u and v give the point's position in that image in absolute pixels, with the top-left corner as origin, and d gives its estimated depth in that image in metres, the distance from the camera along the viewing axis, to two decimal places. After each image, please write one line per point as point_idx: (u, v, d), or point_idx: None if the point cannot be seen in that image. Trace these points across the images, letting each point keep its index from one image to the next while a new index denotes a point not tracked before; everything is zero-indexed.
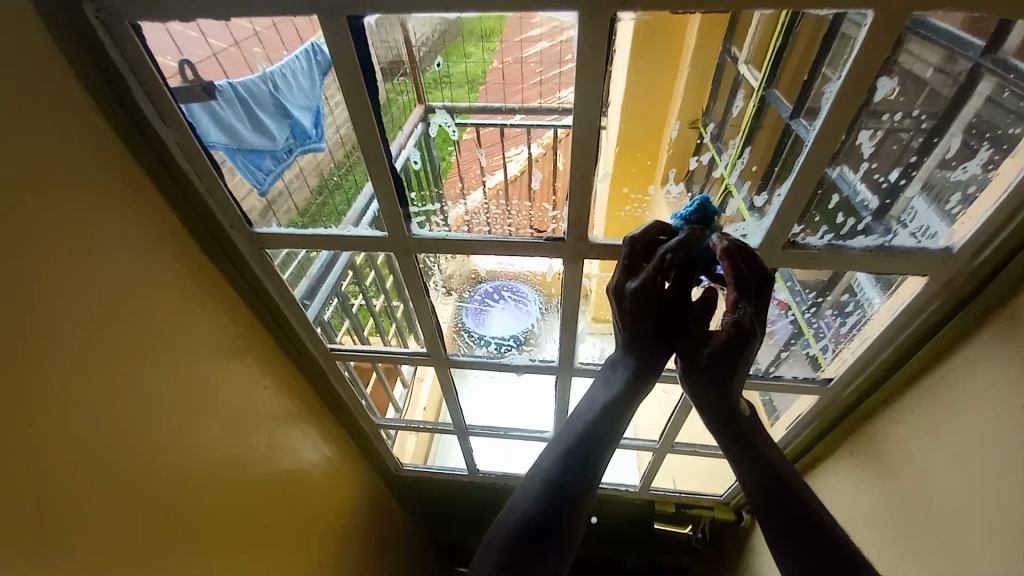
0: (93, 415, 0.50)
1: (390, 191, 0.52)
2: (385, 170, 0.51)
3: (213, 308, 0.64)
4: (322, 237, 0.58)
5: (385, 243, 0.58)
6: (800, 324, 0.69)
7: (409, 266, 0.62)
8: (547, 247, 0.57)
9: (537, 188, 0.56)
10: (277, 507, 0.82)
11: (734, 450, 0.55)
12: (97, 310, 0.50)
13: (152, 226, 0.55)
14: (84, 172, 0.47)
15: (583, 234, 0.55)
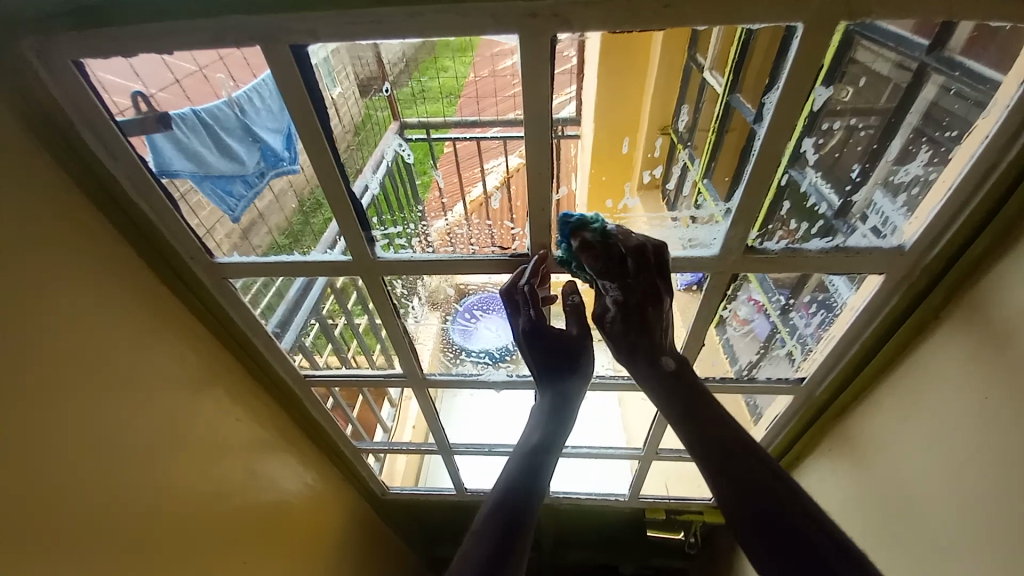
0: (52, 464, 0.48)
1: (350, 215, 0.52)
2: (344, 194, 0.50)
3: (178, 342, 0.63)
4: (286, 264, 0.58)
5: (351, 267, 0.58)
6: (778, 324, 0.70)
7: (380, 288, 0.62)
8: (513, 263, 0.57)
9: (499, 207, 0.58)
10: (259, 544, 0.79)
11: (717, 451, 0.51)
12: (52, 354, 0.48)
13: (106, 263, 0.53)
14: (30, 214, 0.46)
15: (547, 250, 0.55)
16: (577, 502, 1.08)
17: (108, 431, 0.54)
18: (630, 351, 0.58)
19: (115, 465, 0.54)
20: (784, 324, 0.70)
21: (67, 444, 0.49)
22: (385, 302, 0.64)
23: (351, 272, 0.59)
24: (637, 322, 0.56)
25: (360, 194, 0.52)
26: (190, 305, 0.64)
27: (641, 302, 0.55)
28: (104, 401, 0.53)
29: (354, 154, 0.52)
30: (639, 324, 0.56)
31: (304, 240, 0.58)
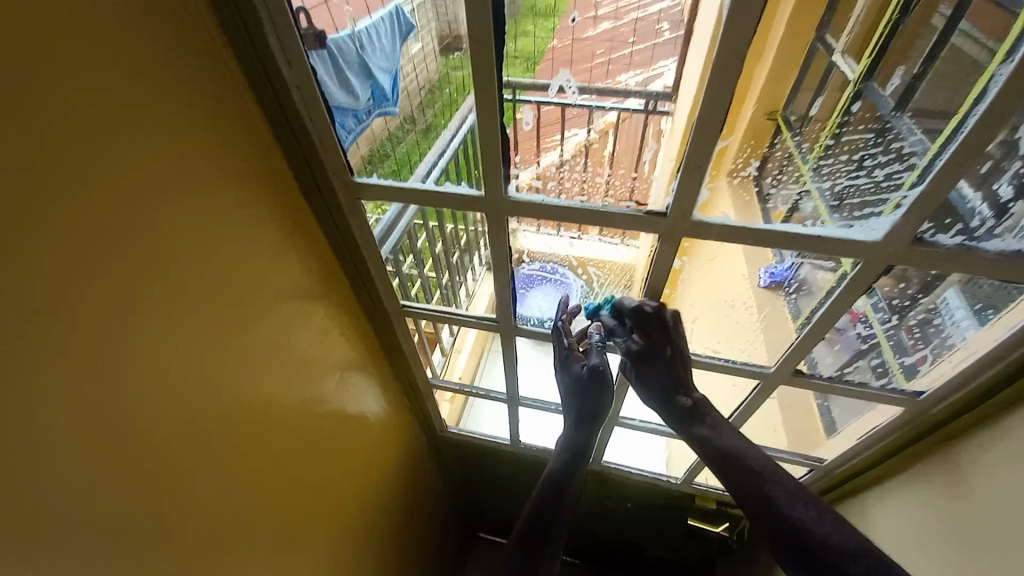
0: (199, 338, 0.54)
1: (495, 149, 0.52)
2: (495, 127, 0.50)
3: (303, 254, 0.66)
4: (418, 193, 0.59)
5: (478, 203, 0.58)
6: (879, 335, 0.67)
7: (497, 229, 0.62)
8: (646, 221, 0.55)
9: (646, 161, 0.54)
10: (335, 451, 0.86)
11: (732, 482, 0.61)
12: (212, 241, 0.53)
13: (264, 166, 0.57)
14: (215, 107, 0.50)
15: (686, 211, 0.53)
16: (628, 476, 1.09)
17: (238, 322, 0.59)
18: (649, 378, 0.68)
19: (240, 352, 0.60)
20: (879, 329, 0.67)
21: (209, 327, 0.55)
22: (499, 246, 0.65)
23: (475, 209, 0.59)
24: (655, 357, 0.67)
25: (511, 129, 0.52)
26: (320, 219, 0.67)
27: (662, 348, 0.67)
28: (238, 294, 0.58)
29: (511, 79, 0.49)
30: (659, 360, 0.67)
31: (406, 169, 0.62)
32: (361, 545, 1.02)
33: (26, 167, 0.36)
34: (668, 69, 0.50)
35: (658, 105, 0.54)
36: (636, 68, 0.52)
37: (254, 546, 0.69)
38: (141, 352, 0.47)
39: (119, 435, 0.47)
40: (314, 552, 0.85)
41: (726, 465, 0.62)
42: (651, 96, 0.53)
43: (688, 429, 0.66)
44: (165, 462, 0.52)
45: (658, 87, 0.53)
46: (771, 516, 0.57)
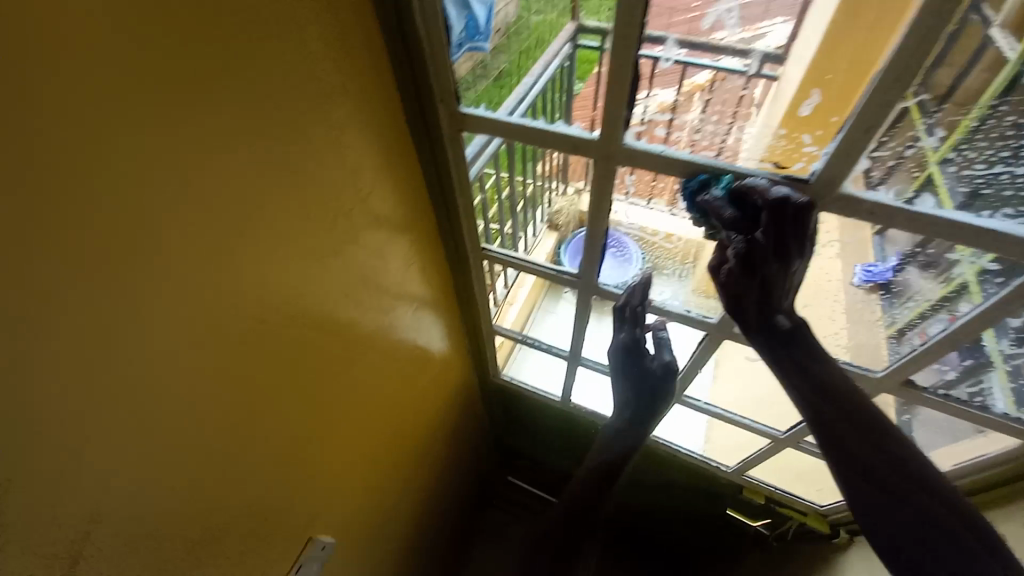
0: (303, 254, 0.55)
1: (623, 90, 0.47)
2: (629, 64, 0.45)
3: (397, 183, 0.66)
4: (527, 131, 0.56)
5: (589, 148, 0.54)
6: (991, 357, 0.64)
7: (603, 177, 0.58)
8: (781, 187, 0.49)
9: (795, 116, 0.45)
10: (400, 378, 0.90)
11: (824, 429, 0.52)
12: (326, 158, 0.53)
13: (378, 87, 0.55)
14: (346, 17, 0.47)
15: (834, 181, 0.47)
16: (676, 455, 1.08)
17: (335, 243, 0.60)
18: (745, 282, 0.53)
19: (331, 274, 0.61)
20: (998, 357, 0.64)
21: (312, 243, 0.56)
22: (601, 197, 0.61)
23: (584, 155, 0.56)
24: (755, 268, 0.51)
25: (648, 62, 0.46)
26: (418, 148, 0.66)
27: (768, 255, 0.49)
28: (339, 215, 0.59)
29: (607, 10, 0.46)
30: (756, 276, 0.52)
31: (497, 100, 0.59)
32: (409, 469, 1.09)
33: (177, 59, 0.36)
34: (775, 28, 0.42)
35: (764, 68, 0.45)
36: (734, 26, 0.43)
37: (323, 450, 0.75)
38: (254, 260, 0.49)
39: (229, 334, 0.49)
40: (368, 465, 0.92)
41: (821, 405, 0.52)
42: (758, 58, 0.44)
43: (780, 351, 0.55)
44: (262, 365, 0.56)
45: (767, 47, 0.44)
46: (870, 458, 0.49)
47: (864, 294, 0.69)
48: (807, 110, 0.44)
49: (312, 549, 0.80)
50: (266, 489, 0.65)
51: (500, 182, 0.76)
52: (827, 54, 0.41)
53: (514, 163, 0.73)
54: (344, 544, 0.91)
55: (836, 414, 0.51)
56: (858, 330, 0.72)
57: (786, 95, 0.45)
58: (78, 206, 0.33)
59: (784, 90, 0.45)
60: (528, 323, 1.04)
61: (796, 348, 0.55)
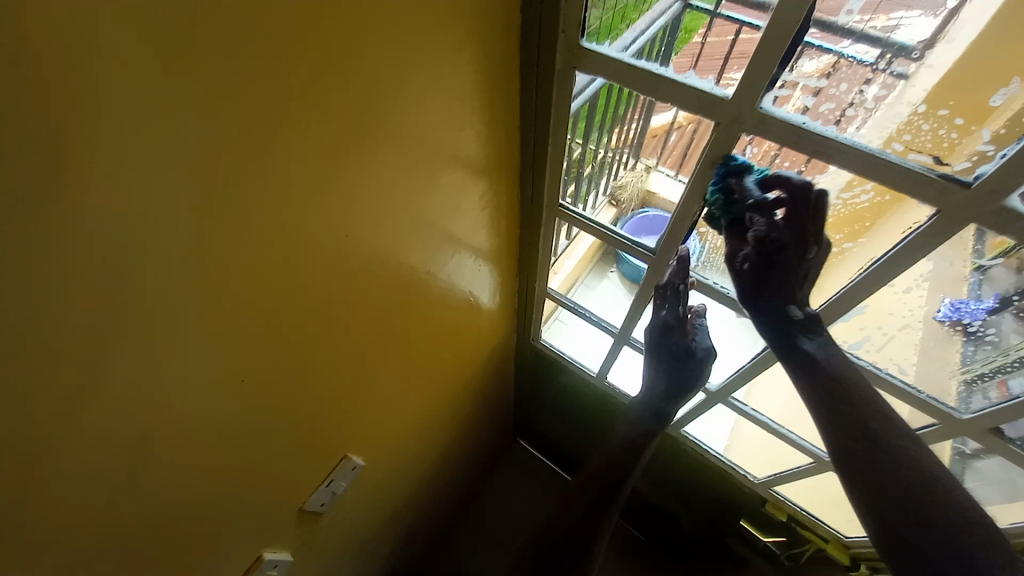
0: (395, 171, 0.54)
1: (780, 48, 0.43)
2: (797, 18, 0.41)
3: (494, 119, 0.63)
4: (652, 79, 0.53)
5: (716, 108, 0.51)
6: None
7: (719, 149, 0.54)
8: (932, 187, 0.44)
9: (964, 99, 0.40)
10: (450, 320, 0.91)
11: (833, 419, 0.56)
12: (437, 74, 0.50)
13: (501, 7, 0.52)
14: None
15: (1004, 187, 0.41)
16: (703, 454, 1.05)
17: (427, 167, 0.59)
18: (772, 262, 0.54)
19: (415, 199, 0.60)
20: None
21: (405, 162, 0.54)
22: (708, 169, 0.57)
23: (708, 116, 0.52)
24: (786, 244, 0.53)
25: (814, 23, 0.42)
26: (524, 84, 0.63)
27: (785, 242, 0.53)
28: (436, 140, 0.57)
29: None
30: (777, 261, 0.54)
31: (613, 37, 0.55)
32: (439, 412, 1.11)
33: None
34: (911, 21, 0.40)
35: (893, 64, 0.42)
36: (865, 12, 0.40)
37: (370, 371, 0.76)
38: (352, 165, 0.48)
39: (316, 234, 0.50)
40: (405, 398, 0.94)
41: (831, 400, 0.56)
42: (888, 50, 0.41)
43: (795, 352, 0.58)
44: (337, 274, 0.56)
45: (902, 41, 0.41)
46: (866, 469, 0.54)
47: (943, 331, 0.61)
48: (1000, 100, 0.39)
49: (342, 467, 0.85)
50: (316, 395, 0.68)
51: (576, 149, 0.74)
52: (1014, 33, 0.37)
53: (590, 131, 0.71)
54: (369, 466, 0.95)
55: (842, 427, 0.56)
56: (927, 367, 0.65)
57: (916, 96, 0.42)
58: (215, 69, 0.33)
59: (913, 89, 0.42)
60: (573, 289, 1.03)
61: (810, 341, 0.58)
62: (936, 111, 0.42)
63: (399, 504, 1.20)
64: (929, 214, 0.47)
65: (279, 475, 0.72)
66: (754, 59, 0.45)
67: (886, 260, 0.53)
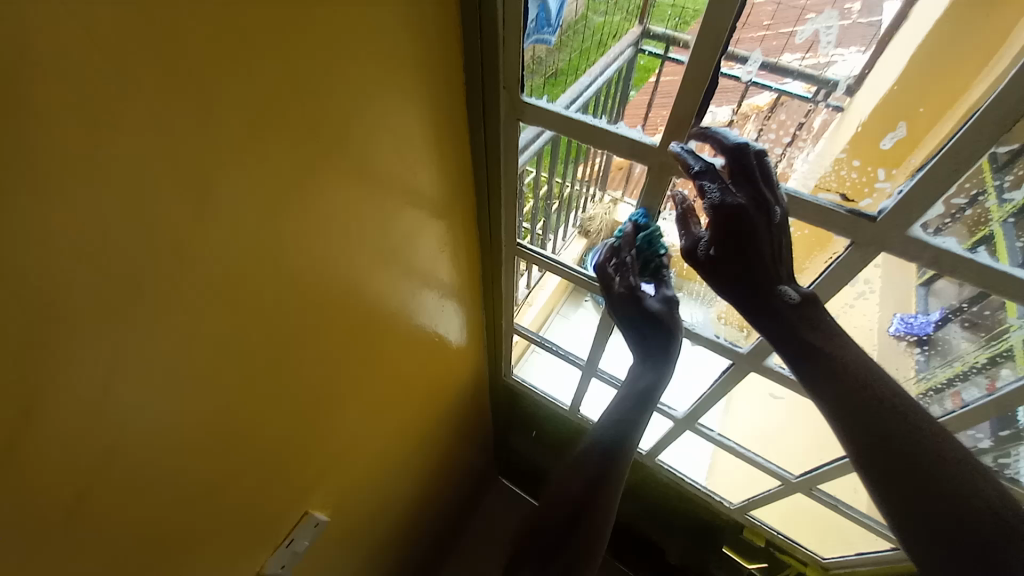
0: (350, 223, 0.56)
1: (693, 103, 0.48)
2: (705, 76, 0.46)
3: (446, 167, 0.66)
4: (587, 128, 0.57)
5: (646, 153, 0.55)
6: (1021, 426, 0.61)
7: (656, 187, 0.59)
8: (844, 221, 0.48)
9: (859, 138, 0.45)
10: (418, 362, 0.91)
11: (854, 419, 0.46)
12: (387, 133, 0.53)
13: (445, 69, 0.56)
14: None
15: (905, 220, 0.45)
16: (677, 481, 1.05)
17: (384, 217, 0.61)
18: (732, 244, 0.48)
19: (373, 248, 0.62)
20: None
21: (360, 215, 0.56)
22: (650, 205, 0.62)
23: (642, 160, 0.57)
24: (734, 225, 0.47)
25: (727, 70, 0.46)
26: (472, 129, 0.65)
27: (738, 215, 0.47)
28: (388, 187, 0.58)
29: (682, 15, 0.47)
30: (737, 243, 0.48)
31: (558, 90, 0.60)
32: (410, 455, 1.08)
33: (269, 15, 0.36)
34: (846, 57, 0.43)
35: (829, 98, 0.45)
36: (802, 52, 0.44)
37: (335, 421, 0.76)
38: (305, 222, 0.50)
39: (265, 286, 0.50)
40: (373, 444, 0.91)
41: (850, 398, 0.46)
42: (823, 86, 0.45)
43: (802, 349, 0.48)
44: (294, 326, 0.56)
45: (835, 76, 0.44)
46: (889, 459, 0.44)
47: (899, 346, 0.62)
48: (889, 143, 0.43)
49: (304, 523, 0.81)
50: (274, 449, 0.66)
51: (541, 181, 0.77)
52: (903, 82, 0.42)
53: (556, 165, 0.75)
54: (336, 519, 0.92)
55: (859, 416, 0.46)
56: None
57: (851, 128, 0.46)
58: (146, 131, 0.33)
59: (850, 119, 0.46)
60: (544, 326, 1.06)
61: (812, 331, 0.49)
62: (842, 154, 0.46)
63: (370, 555, 1.15)
64: (846, 245, 0.50)
65: (236, 537, 0.69)
66: (675, 109, 0.50)
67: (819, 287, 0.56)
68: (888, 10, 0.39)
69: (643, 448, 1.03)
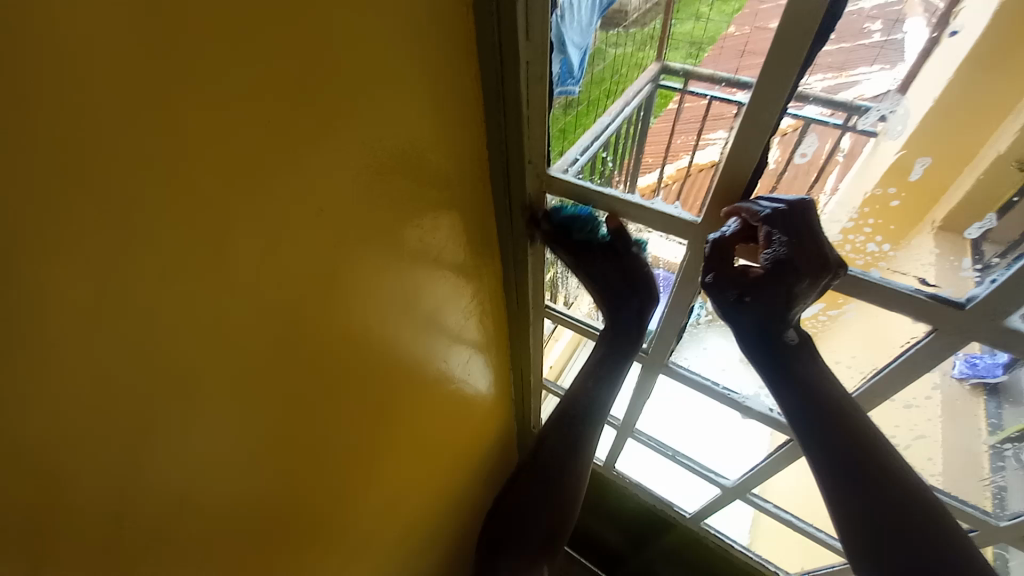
0: (377, 309, 0.54)
1: (737, 190, 0.47)
2: (753, 155, 0.44)
3: (470, 238, 0.64)
4: (625, 204, 0.54)
5: (686, 230, 0.53)
6: None
7: (696, 265, 0.55)
8: (927, 307, 0.44)
9: (887, 210, 0.44)
10: (447, 426, 0.88)
11: (833, 443, 0.51)
12: (410, 219, 0.52)
13: (467, 150, 0.55)
14: (446, 87, 0.47)
15: (1001, 309, 0.40)
16: (727, 551, 0.97)
17: (409, 297, 0.59)
18: (768, 296, 0.48)
19: (400, 326, 0.60)
20: None
21: (387, 298, 0.55)
22: (685, 288, 0.59)
23: (680, 235, 0.54)
24: (775, 279, 0.46)
25: (791, 113, 0.41)
26: (497, 201, 0.64)
27: (795, 273, 0.45)
28: (412, 267, 0.57)
29: (697, 46, 0.44)
30: (778, 290, 0.47)
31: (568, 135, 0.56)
32: (441, 525, 1.03)
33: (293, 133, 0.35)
34: (871, 76, 0.38)
35: (861, 124, 0.41)
36: (830, 71, 0.38)
37: (364, 500, 0.72)
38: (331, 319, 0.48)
39: (291, 388, 0.48)
40: (404, 520, 0.87)
41: (832, 425, 0.51)
42: (854, 111, 0.40)
43: (795, 377, 0.52)
44: (323, 415, 0.54)
45: (865, 102, 0.39)
46: (856, 481, 0.50)
47: (973, 414, 0.55)
48: (976, 232, 0.40)
49: None
50: (305, 545, 0.62)
51: None
52: (944, 148, 0.39)
53: None
54: None
55: (847, 479, 0.50)
56: (952, 443, 0.59)
57: (888, 155, 0.41)
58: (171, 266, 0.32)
59: (885, 148, 0.41)
60: (563, 373, 1.04)
61: (806, 368, 0.52)
62: (883, 227, 0.44)
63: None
64: (926, 330, 0.46)
65: None
66: (718, 192, 0.48)
67: (893, 369, 0.51)
68: (913, 30, 0.35)
69: (687, 512, 0.97)
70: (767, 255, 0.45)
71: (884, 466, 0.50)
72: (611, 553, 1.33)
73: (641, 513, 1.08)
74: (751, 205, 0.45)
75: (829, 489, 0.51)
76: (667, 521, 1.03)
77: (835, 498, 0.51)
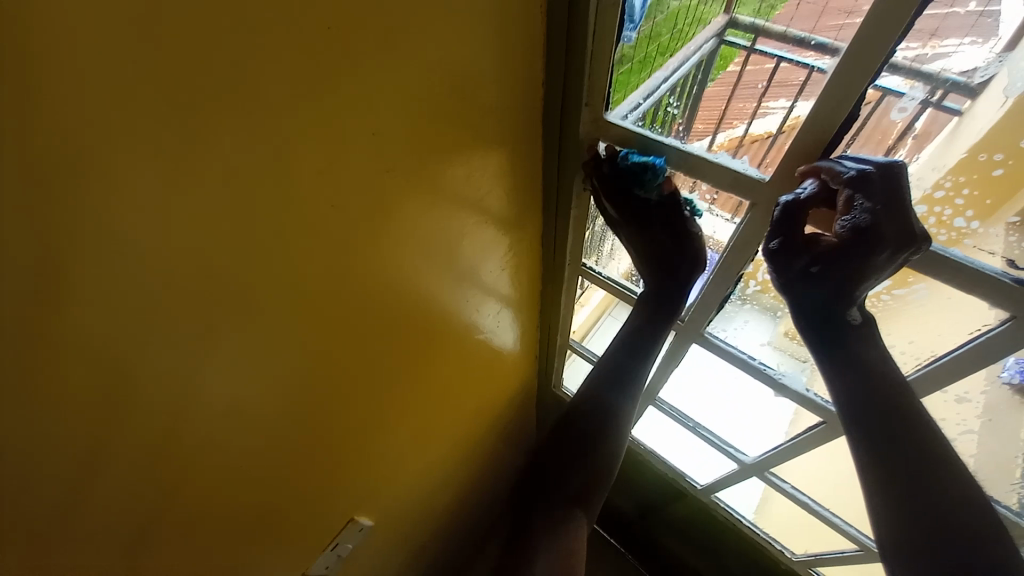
0: (417, 247, 0.54)
1: (816, 150, 0.43)
2: (845, 108, 0.39)
3: (516, 184, 0.62)
4: (686, 160, 0.51)
5: (753, 191, 0.49)
6: None
7: (757, 231, 0.52)
8: (1005, 292, 0.41)
9: (988, 178, 0.39)
10: (474, 373, 0.90)
11: (883, 425, 0.49)
12: (458, 157, 0.51)
13: (524, 88, 0.52)
14: (512, 14, 0.44)
15: None
16: (735, 523, 0.98)
17: (450, 239, 0.59)
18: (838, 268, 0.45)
19: (438, 268, 0.60)
20: None
21: (429, 238, 0.55)
22: (740, 254, 0.56)
23: (743, 195, 0.50)
24: (849, 250, 0.44)
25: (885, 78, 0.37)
26: (547, 146, 0.61)
27: (875, 244, 0.42)
28: (456, 208, 0.56)
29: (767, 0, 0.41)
30: (852, 263, 0.44)
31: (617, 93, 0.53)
32: (457, 463, 1.07)
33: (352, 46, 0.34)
34: (961, 50, 0.35)
35: (946, 100, 0.38)
36: (912, 41, 0.35)
37: (389, 431, 0.76)
38: (373, 251, 0.48)
39: (330, 315, 0.49)
40: (424, 455, 0.91)
41: (884, 407, 0.49)
42: (938, 84, 0.37)
43: (852, 355, 0.50)
44: (359, 346, 0.56)
45: (954, 76, 0.36)
46: (903, 465, 0.49)
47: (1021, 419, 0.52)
48: None
49: (350, 530, 0.81)
50: (330, 461, 0.66)
51: None
52: None
53: None
54: (381, 525, 0.91)
55: (893, 460, 0.49)
56: (996, 443, 0.56)
57: (971, 135, 0.38)
58: (223, 173, 0.32)
59: (970, 126, 0.38)
60: (588, 334, 1.01)
61: (865, 348, 0.50)
62: (977, 200, 0.41)
63: (411, 560, 1.16)
64: (1001, 318, 0.43)
65: (290, 541, 0.69)
66: (796, 150, 0.44)
67: (956, 357, 0.48)
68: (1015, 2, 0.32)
69: (700, 482, 0.98)
70: (846, 222, 0.42)
71: (934, 452, 0.48)
72: (617, 512, 1.37)
73: (651, 478, 1.10)
74: (834, 165, 0.42)
75: (872, 470, 0.50)
76: (678, 488, 1.05)
77: (880, 480, 0.50)
